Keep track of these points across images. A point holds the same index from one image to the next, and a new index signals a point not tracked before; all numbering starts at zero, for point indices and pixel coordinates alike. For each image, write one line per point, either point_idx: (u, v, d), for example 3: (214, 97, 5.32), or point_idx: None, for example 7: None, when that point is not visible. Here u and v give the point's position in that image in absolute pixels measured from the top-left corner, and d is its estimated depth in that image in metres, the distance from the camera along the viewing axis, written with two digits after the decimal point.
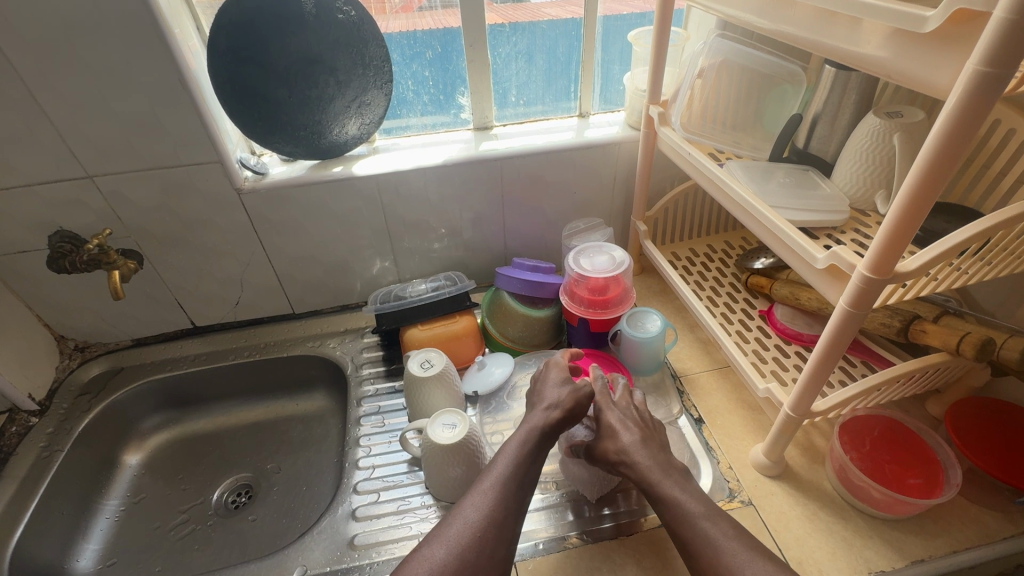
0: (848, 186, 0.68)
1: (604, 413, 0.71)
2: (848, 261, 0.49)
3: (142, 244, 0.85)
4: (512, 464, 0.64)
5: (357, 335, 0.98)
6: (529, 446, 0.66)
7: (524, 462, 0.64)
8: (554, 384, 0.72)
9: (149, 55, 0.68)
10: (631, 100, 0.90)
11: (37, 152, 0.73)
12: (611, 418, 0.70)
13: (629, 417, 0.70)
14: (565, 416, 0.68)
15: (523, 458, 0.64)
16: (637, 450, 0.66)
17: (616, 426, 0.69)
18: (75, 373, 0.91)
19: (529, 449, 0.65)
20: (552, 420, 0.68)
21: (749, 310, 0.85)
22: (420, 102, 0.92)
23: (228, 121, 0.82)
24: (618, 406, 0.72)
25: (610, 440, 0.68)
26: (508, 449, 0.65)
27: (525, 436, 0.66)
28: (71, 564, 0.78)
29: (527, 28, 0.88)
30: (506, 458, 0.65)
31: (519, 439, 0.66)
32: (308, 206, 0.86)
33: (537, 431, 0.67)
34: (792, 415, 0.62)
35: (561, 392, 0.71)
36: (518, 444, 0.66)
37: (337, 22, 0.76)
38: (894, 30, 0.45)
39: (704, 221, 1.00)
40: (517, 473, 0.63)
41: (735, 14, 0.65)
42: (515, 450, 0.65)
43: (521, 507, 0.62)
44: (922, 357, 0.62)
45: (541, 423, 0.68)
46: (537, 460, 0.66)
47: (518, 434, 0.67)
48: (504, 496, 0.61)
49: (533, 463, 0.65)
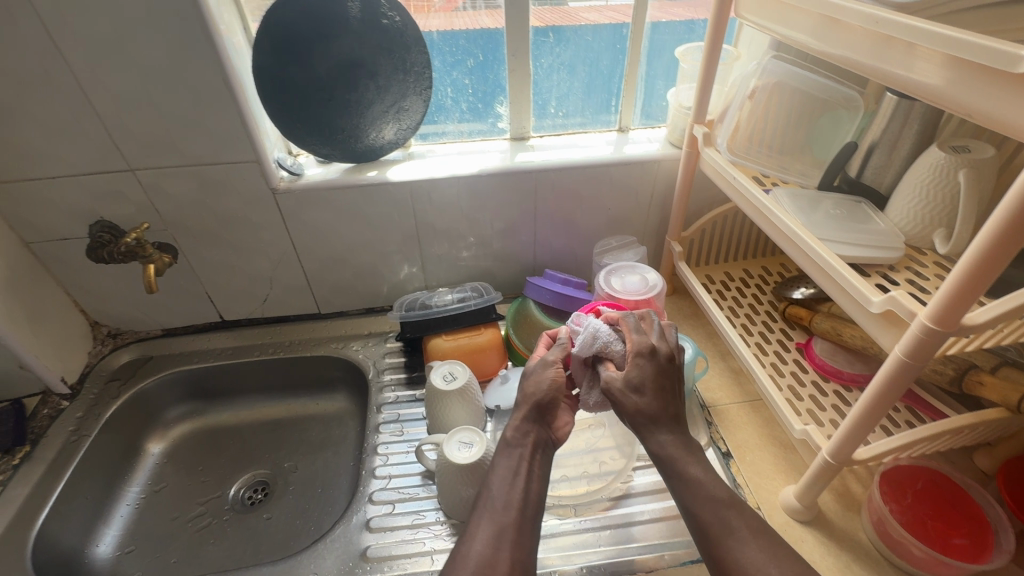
0: (903, 222, 0.65)
1: (636, 362, 0.62)
2: (908, 308, 0.46)
3: (178, 237, 0.86)
4: (506, 483, 0.59)
5: (380, 339, 0.98)
6: (520, 461, 0.61)
7: (518, 477, 0.60)
8: (534, 368, 0.68)
9: (196, 55, 0.69)
10: (674, 117, 0.87)
11: (83, 144, 0.74)
12: (642, 369, 0.62)
13: (659, 372, 0.62)
14: (536, 407, 0.65)
15: (515, 476, 0.60)
16: (658, 423, 0.60)
17: (648, 382, 0.61)
18: (106, 359, 0.94)
19: (516, 464, 0.61)
20: (534, 420, 0.64)
21: (785, 341, 0.82)
22: (458, 110, 0.91)
23: (268, 121, 0.82)
24: (653, 352, 0.63)
25: (636, 393, 0.61)
26: (497, 470, 0.61)
27: (511, 453, 0.62)
28: (92, 549, 0.79)
29: (572, 38, 0.86)
30: (499, 478, 0.60)
31: (510, 458, 0.62)
32: (341, 208, 0.86)
33: (519, 446, 0.63)
34: (831, 461, 0.59)
35: (545, 377, 0.66)
36: (508, 462, 0.61)
37: (381, 26, 0.75)
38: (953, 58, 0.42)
39: (742, 244, 0.97)
40: (515, 491, 0.58)
41: (792, 35, 0.61)
42: (506, 470, 0.61)
43: (530, 527, 0.57)
44: (978, 411, 0.58)
45: (519, 428, 0.64)
46: (535, 472, 0.61)
47: (503, 451, 0.63)
48: (501, 520, 0.56)
49: (531, 479, 0.60)
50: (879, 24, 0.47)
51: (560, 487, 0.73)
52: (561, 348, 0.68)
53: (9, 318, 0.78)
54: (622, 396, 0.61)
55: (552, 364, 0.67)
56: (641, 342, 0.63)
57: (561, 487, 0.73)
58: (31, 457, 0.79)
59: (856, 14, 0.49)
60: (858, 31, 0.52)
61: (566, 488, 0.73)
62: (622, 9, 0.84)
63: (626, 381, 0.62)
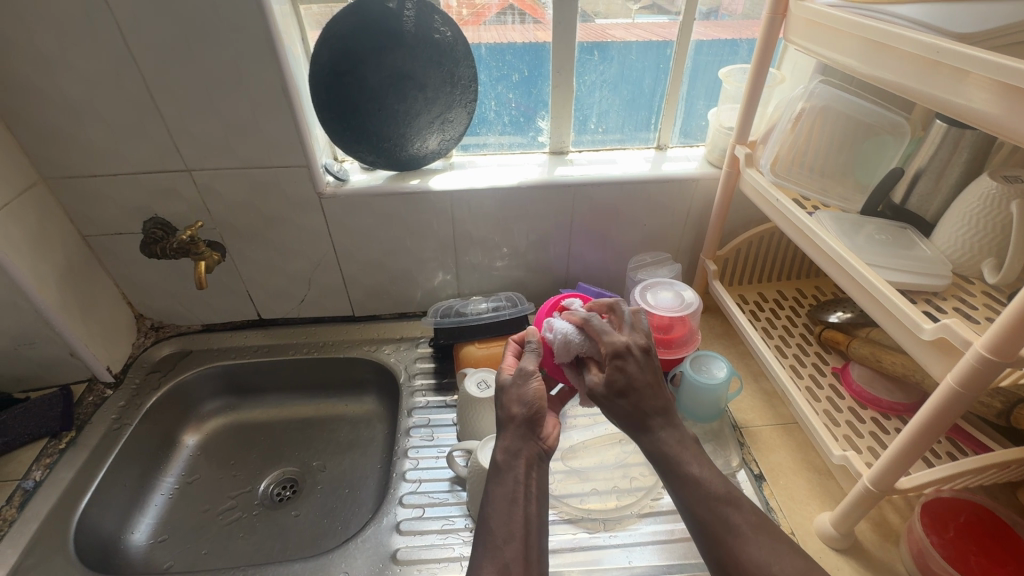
0: (951, 250, 0.64)
1: (614, 363, 0.60)
2: (962, 335, 0.46)
3: (226, 237, 0.89)
4: (506, 511, 0.57)
5: (411, 344, 0.99)
6: (516, 486, 0.59)
7: (517, 504, 0.58)
8: (509, 384, 0.65)
9: (258, 63, 0.72)
10: (714, 136, 0.88)
11: (145, 144, 0.77)
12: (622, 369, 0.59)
13: (640, 370, 0.60)
14: (521, 424, 0.62)
15: (514, 503, 0.58)
16: (651, 414, 0.59)
17: (630, 381, 0.59)
18: (148, 351, 0.97)
19: (512, 488, 0.59)
20: (523, 437, 0.62)
21: (820, 365, 0.81)
22: (500, 123, 0.94)
23: (318, 128, 0.85)
24: (630, 351, 0.60)
25: (620, 395, 0.59)
26: (495, 500, 0.59)
27: (504, 477, 0.60)
28: (127, 536, 0.81)
29: (617, 57, 0.87)
30: (497, 507, 0.58)
31: (506, 484, 0.59)
32: (382, 214, 0.88)
33: (512, 468, 0.60)
34: (871, 489, 0.58)
35: (527, 391, 0.63)
36: (504, 489, 0.59)
37: (433, 41, 0.78)
38: (1005, 87, 0.42)
39: (778, 266, 0.96)
40: (518, 520, 0.57)
41: (834, 58, 0.61)
42: (504, 497, 0.58)
43: (535, 554, 0.55)
44: None
45: (508, 449, 0.61)
46: (533, 492, 0.59)
47: (496, 477, 0.60)
48: (505, 555, 0.54)
49: (529, 502, 0.59)
50: (938, 54, 0.47)
51: (590, 500, 0.73)
52: (535, 355, 0.66)
53: (64, 307, 0.82)
54: (606, 397, 0.60)
55: (532, 376, 0.64)
56: (613, 343, 0.61)
57: (590, 500, 0.73)
58: (75, 442, 0.82)
59: (912, 42, 0.49)
60: (904, 57, 0.51)
61: (596, 502, 0.73)
62: (645, 27, 0.85)
63: (606, 385, 0.60)
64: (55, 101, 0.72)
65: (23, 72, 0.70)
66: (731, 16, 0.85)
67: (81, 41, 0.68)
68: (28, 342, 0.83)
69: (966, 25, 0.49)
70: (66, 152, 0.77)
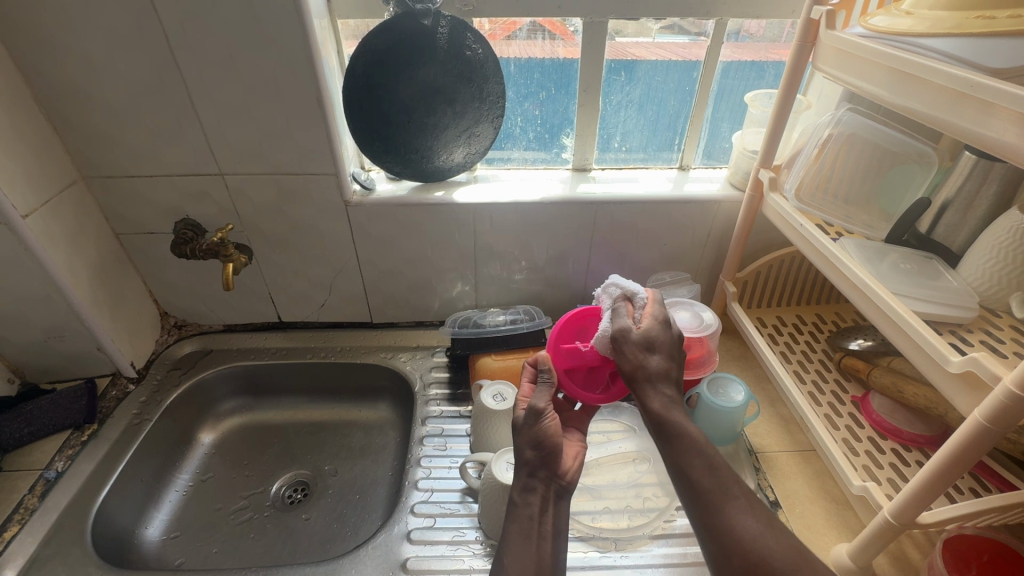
0: (978, 282, 0.63)
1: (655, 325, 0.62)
2: (991, 370, 0.45)
3: (253, 239, 0.91)
4: (521, 548, 0.59)
5: (427, 353, 1.00)
6: (529, 523, 0.60)
7: (533, 540, 0.59)
8: (522, 423, 0.64)
9: (295, 74, 0.74)
10: (737, 159, 0.89)
11: (182, 147, 0.80)
12: (657, 332, 0.61)
13: (671, 339, 0.62)
14: (537, 464, 0.63)
15: (527, 539, 0.59)
16: (664, 379, 0.59)
17: (658, 343, 0.60)
18: (171, 348, 0.99)
19: (526, 526, 0.60)
20: (538, 476, 0.63)
21: (840, 393, 0.80)
22: (525, 138, 0.95)
23: (349, 139, 0.87)
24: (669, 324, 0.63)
25: (649, 350, 0.60)
26: (509, 536, 0.60)
27: (520, 514, 0.61)
28: (142, 530, 0.82)
29: (643, 77, 0.88)
30: (511, 543, 0.60)
31: (520, 522, 0.61)
32: (405, 224, 0.90)
33: (527, 505, 0.62)
34: (891, 522, 0.57)
35: (540, 432, 0.63)
36: (519, 525, 0.61)
37: (464, 57, 0.80)
38: None
39: (798, 289, 0.95)
40: (530, 558, 0.58)
41: (862, 86, 0.61)
42: (518, 532, 0.60)
43: None
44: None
45: (523, 487, 0.63)
46: (548, 529, 0.60)
47: (512, 514, 0.62)
48: None
49: (545, 539, 0.60)
50: (972, 89, 0.47)
51: (602, 519, 0.73)
52: (547, 391, 0.64)
53: (95, 303, 0.84)
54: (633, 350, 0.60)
55: (544, 413, 0.63)
56: (659, 310, 0.63)
57: (602, 519, 0.73)
58: (97, 435, 0.84)
59: (943, 75, 0.50)
60: (935, 89, 0.52)
61: (608, 521, 0.73)
62: (668, 46, 0.86)
63: (641, 336, 0.60)
64: (100, 104, 0.75)
65: (72, 75, 0.73)
66: (759, 41, 0.86)
67: (129, 48, 0.71)
68: (58, 335, 0.85)
69: (998, 60, 0.49)
70: (106, 153, 0.80)
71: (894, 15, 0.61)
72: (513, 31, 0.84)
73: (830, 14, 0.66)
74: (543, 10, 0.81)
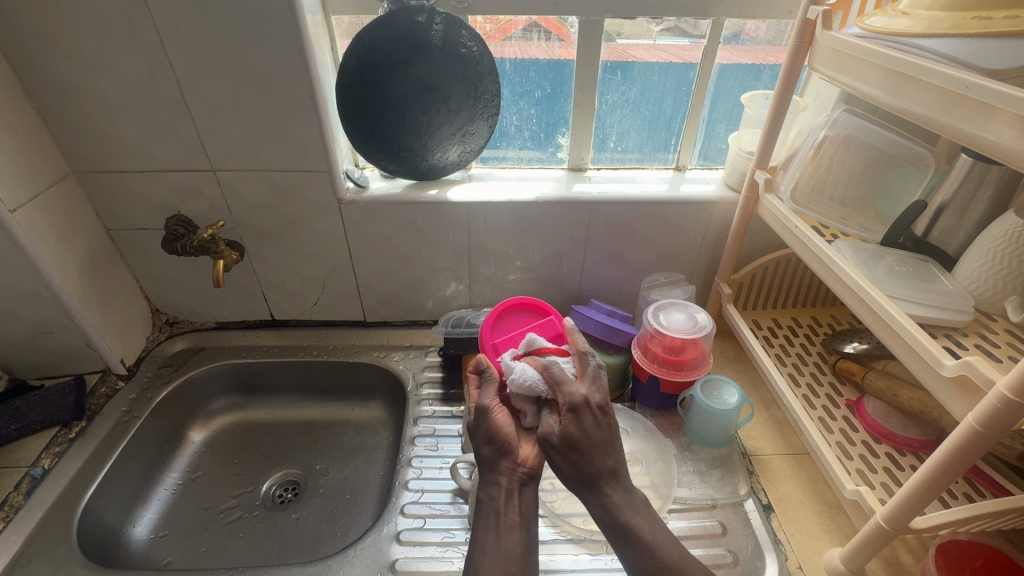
0: (974, 285, 0.63)
1: (569, 417, 0.59)
2: (985, 374, 0.45)
3: (245, 237, 0.90)
4: (489, 543, 0.57)
5: (421, 353, 0.99)
6: (493, 515, 0.59)
7: (499, 532, 0.58)
8: (474, 422, 0.64)
9: (289, 70, 0.73)
10: (733, 160, 0.89)
11: (174, 143, 0.79)
12: (576, 425, 0.58)
13: (595, 423, 0.59)
14: (496, 458, 0.62)
15: (495, 535, 0.58)
16: (603, 477, 0.57)
17: (584, 438, 0.58)
18: (162, 346, 0.98)
19: (493, 519, 0.59)
20: (497, 469, 0.62)
21: (834, 396, 0.79)
22: (521, 137, 0.95)
23: (342, 135, 0.87)
24: (585, 404, 0.60)
25: (575, 452, 0.58)
26: (477, 531, 0.59)
27: (485, 509, 0.60)
28: (129, 529, 0.81)
29: (639, 77, 0.88)
30: (479, 541, 0.58)
31: (485, 516, 0.59)
32: (399, 222, 0.89)
33: (492, 499, 0.60)
34: (885, 527, 0.57)
35: (494, 425, 0.63)
36: (486, 520, 0.59)
37: (459, 55, 0.79)
38: None
39: (795, 292, 0.95)
40: (498, 550, 0.57)
41: (859, 88, 0.61)
42: (486, 527, 0.59)
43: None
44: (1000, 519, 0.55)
45: (487, 483, 0.62)
46: (514, 520, 0.59)
47: (478, 510, 0.61)
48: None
49: (513, 529, 0.58)
50: (968, 90, 0.47)
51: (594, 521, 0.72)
52: (492, 387, 0.66)
53: (84, 299, 0.83)
54: (561, 455, 0.58)
55: (492, 408, 0.64)
56: (569, 395, 0.60)
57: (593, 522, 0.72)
58: (85, 432, 0.83)
59: (941, 76, 0.49)
60: (932, 91, 0.51)
61: None
62: (665, 48, 0.86)
63: (560, 437, 0.58)
64: (91, 99, 0.75)
65: (62, 69, 0.72)
66: (755, 42, 0.86)
67: (119, 41, 0.70)
68: (46, 331, 0.85)
69: (994, 61, 0.48)
70: (97, 148, 0.79)
71: (891, 16, 0.60)
72: (509, 31, 0.84)
73: (827, 14, 0.66)
74: (539, 9, 0.80)
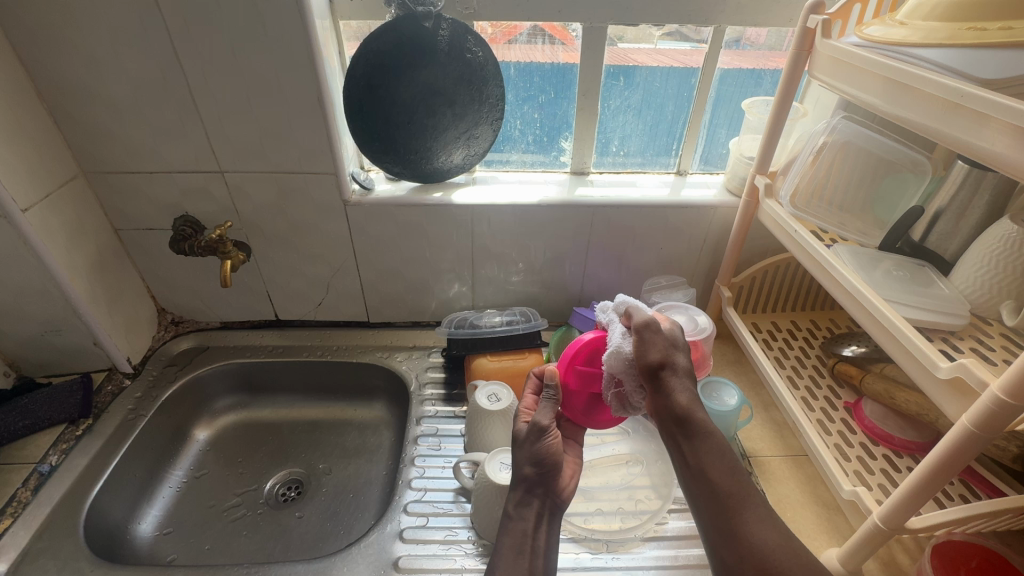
0: (970, 290, 0.64)
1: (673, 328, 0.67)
2: (978, 377, 0.46)
3: (251, 237, 0.91)
4: (516, 556, 0.63)
5: (423, 353, 1.01)
6: (523, 537, 0.64)
7: (524, 554, 0.63)
8: (524, 438, 0.67)
9: (297, 72, 0.75)
10: (734, 165, 0.90)
11: (184, 145, 0.81)
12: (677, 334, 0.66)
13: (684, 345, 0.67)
14: (535, 481, 0.66)
15: (520, 554, 0.63)
16: (684, 375, 0.62)
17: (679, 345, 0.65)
18: (167, 345, 0.99)
19: (519, 540, 0.64)
20: (533, 493, 0.66)
21: (833, 399, 0.80)
22: (524, 141, 0.96)
23: (348, 139, 0.88)
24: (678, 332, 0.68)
25: (674, 349, 0.64)
26: (502, 548, 0.64)
27: (514, 527, 0.65)
28: (135, 526, 0.82)
29: (642, 83, 0.89)
30: (504, 556, 0.63)
31: (513, 536, 0.64)
32: (404, 223, 0.90)
33: (521, 520, 0.65)
34: (881, 527, 0.58)
35: (540, 449, 0.66)
36: (513, 540, 0.64)
37: (464, 59, 0.80)
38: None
39: (794, 295, 0.96)
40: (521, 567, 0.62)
41: (857, 95, 0.62)
42: (510, 548, 0.63)
43: None
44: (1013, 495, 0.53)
45: (519, 501, 0.66)
46: (539, 546, 0.64)
47: (505, 527, 0.65)
48: None
49: (536, 556, 0.63)
50: (963, 99, 0.48)
51: (595, 520, 0.73)
52: (549, 408, 0.67)
53: (93, 298, 0.84)
54: (665, 344, 0.63)
55: (547, 431, 0.66)
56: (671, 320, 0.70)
57: (594, 521, 0.73)
58: (92, 429, 0.84)
59: (936, 85, 0.50)
60: (928, 100, 0.52)
61: (601, 522, 0.73)
62: (668, 53, 0.87)
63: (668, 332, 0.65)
64: (102, 100, 0.76)
65: (75, 71, 0.73)
66: (756, 48, 0.87)
67: (132, 44, 0.71)
68: (55, 329, 0.85)
69: (988, 71, 0.49)
70: (107, 149, 0.81)
71: (889, 25, 0.62)
72: (513, 35, 0.85)
73: (826, 23, 0.67)
74: (543, 14, 0.81)
